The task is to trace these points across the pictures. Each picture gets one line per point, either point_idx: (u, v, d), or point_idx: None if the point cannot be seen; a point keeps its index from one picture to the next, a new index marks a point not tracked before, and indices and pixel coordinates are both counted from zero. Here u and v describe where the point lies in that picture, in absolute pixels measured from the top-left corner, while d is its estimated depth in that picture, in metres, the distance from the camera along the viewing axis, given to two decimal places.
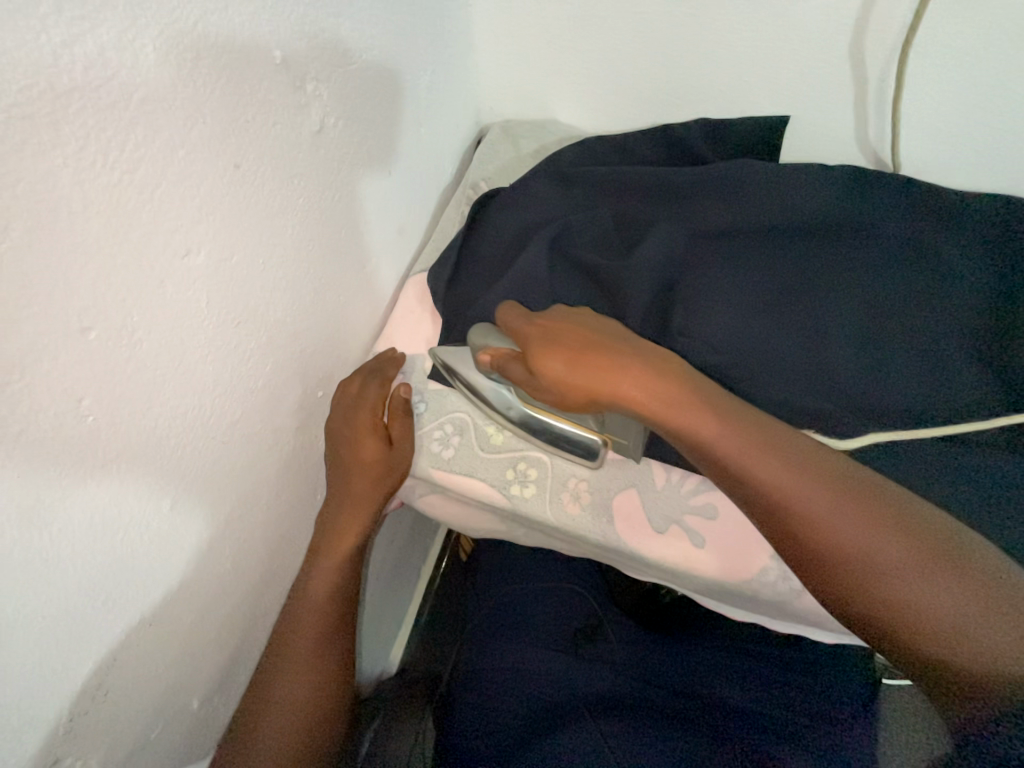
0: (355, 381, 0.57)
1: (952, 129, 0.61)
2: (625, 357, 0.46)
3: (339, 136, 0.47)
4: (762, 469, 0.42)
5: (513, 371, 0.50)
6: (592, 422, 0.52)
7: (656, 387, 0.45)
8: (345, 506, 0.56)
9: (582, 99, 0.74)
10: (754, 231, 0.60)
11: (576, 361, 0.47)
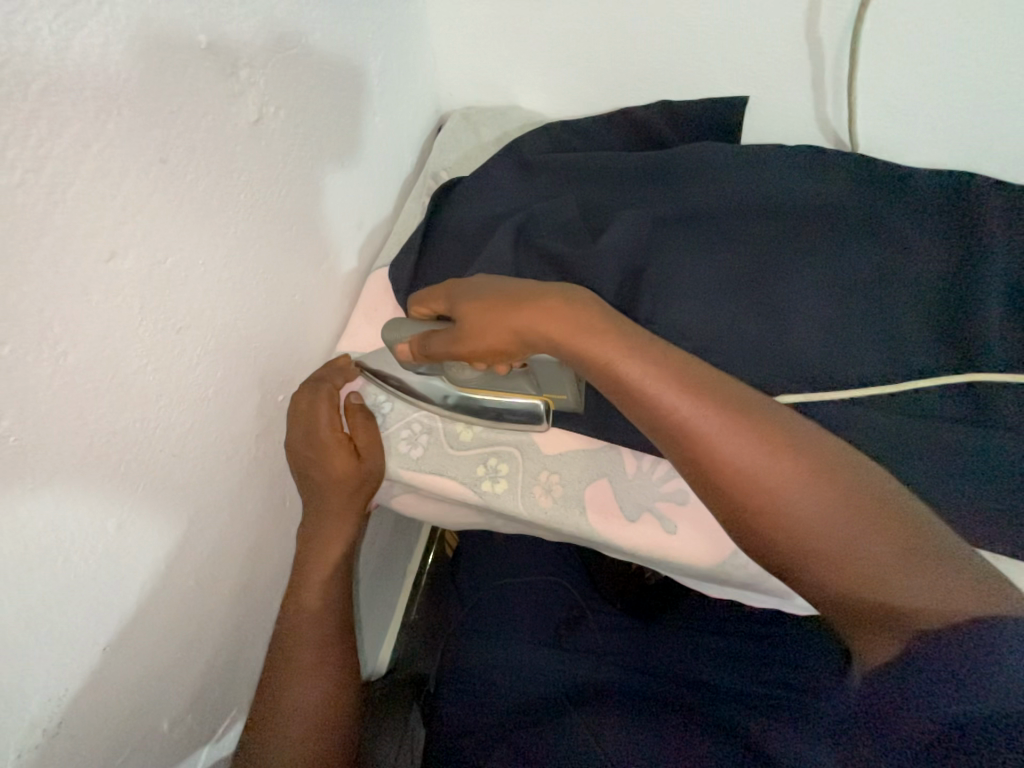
0: (300, 401, 0.53)
1: (907, 106, 0.61)
2: (543, 302, 0.45)
3: (284, 127, 0.45)
4: (688, 415, 0.40)
5: (437, 339, 0.49)
6: (527, 387, 0.53)
7: (583, 338, 0.43)
8: (324, 524, 0.55)
9: (542, 84, 0.73)
10: (719, 215, 0.60)
11: (499, 309, 0.46)
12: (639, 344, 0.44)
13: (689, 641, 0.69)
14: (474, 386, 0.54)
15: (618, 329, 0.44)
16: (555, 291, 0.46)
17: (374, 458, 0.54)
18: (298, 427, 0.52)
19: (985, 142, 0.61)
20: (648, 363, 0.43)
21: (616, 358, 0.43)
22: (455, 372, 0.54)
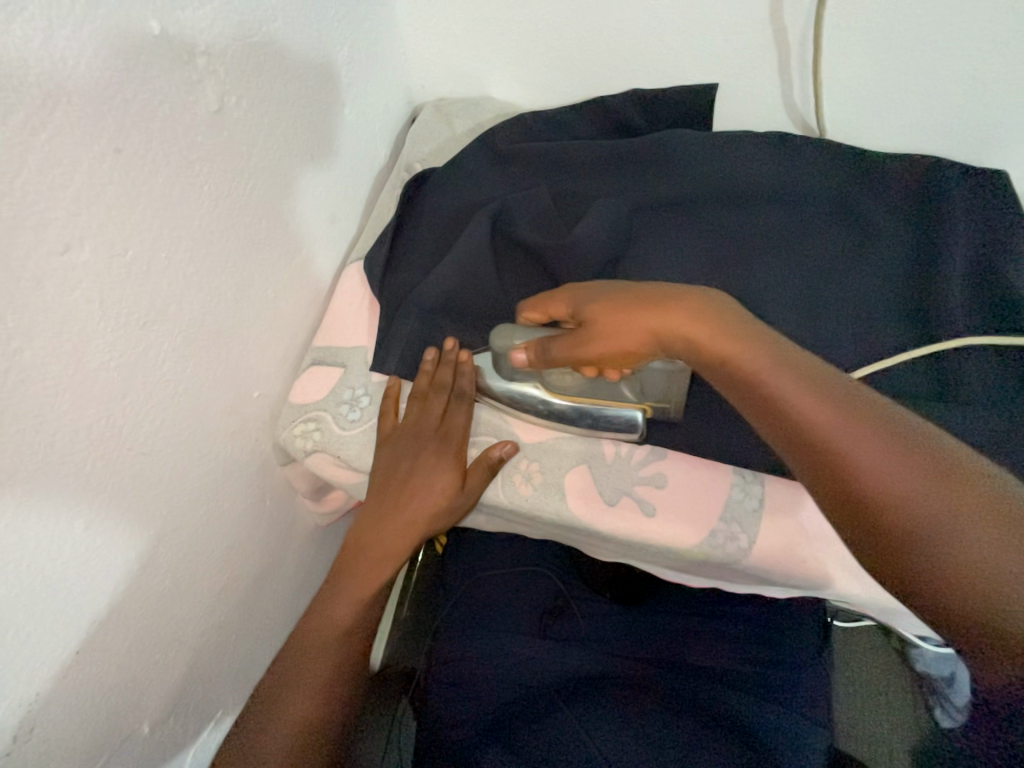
0: (443, 398, 0.54)
1: (871, 91, 0.62)
2: (661, 299, 0.44)
3: (247, 117, 0.44)
4: (827, 420, 0.37)
5: (560, 344, 0.46)
6: (629, 395, 0.52)
7: (700, 333, 0.42)
8: (393, 536, 0.53)
9: (515, 74, 0.72)
10: (691, 203, 0.61)
11: (623, 308, 0.45)
12: (779, 350, 0.41)
13: (671, 626, 0.71)
14: (574, 394, 0.52)
15: (757, 336, 0.42)
16: (692, 295, 0.44)
17: (472, 489, 0.53)
18: (407, 423, 0.54)
19: (945, 125, 0.63)
20: (787, 366, 0.40)
21: (747, 358, 0.41)
22: (556, 381, 0.52)
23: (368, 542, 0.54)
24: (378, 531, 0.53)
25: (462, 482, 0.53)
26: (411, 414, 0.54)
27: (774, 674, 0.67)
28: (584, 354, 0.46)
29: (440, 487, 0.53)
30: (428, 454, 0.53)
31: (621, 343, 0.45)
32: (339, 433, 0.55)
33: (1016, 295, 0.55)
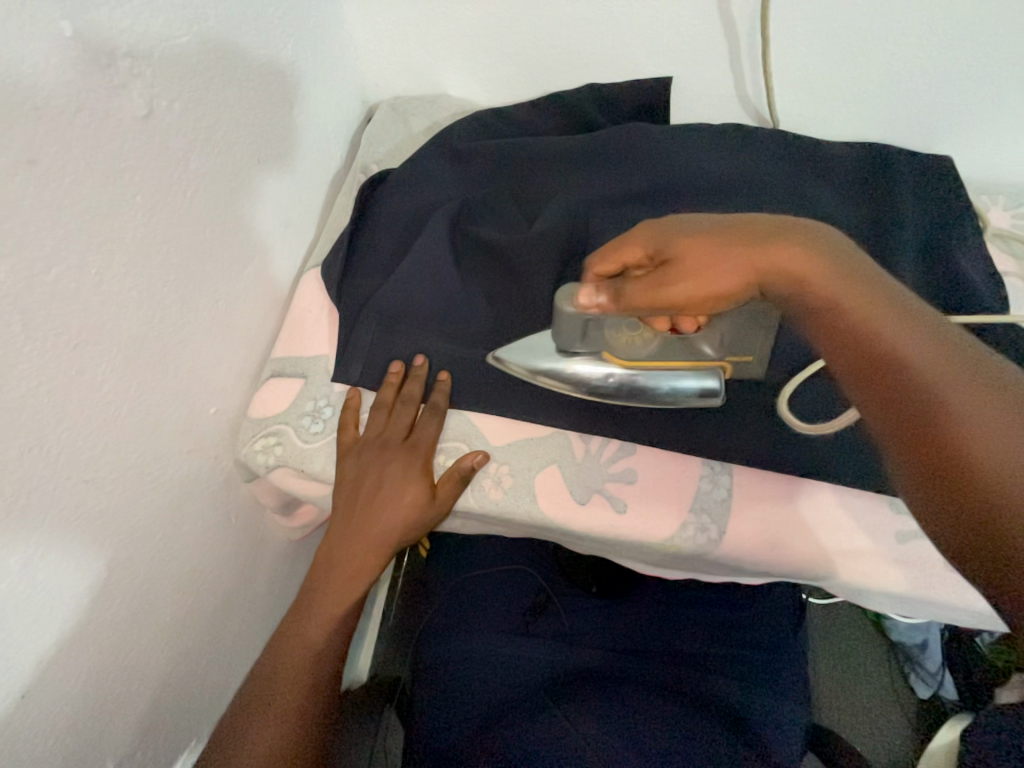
0: (411, 410, 0.53)
1: (822, 81, 0.63)
2: (760, 229, 0.40)
3: (183, 121, 0.42)
4: (934, 369, 0.33)
5: (640, 285, 0.44)
6: (706, 353, 0.52)
7: (794, 259, 0.38)
8: (359, 551, 0.51)
9: (470, 70, 0.71)
10: (650, 198, 0.61)
11: (716, 236, 0.41)
12: (900, 302, 0.36)
13: (652, 617, 0.72)
14: (647, 359, 0.51)
15: (881, 283, 0.37)
16: (814, 235, 0.40)
17: (442, 502, 0.52)
18: (372, 434, 0.52)
19: (892, 112, 0.64)
20: (901, 315, 0.35)
21: (854, 299, 0.36)
22: (629, 347, 0.51)
23: (335, 558, 0.52)
24: (343, 546, 0.51)
25: (430, 494, 0.52)
26: (377, 425, 0.53)
27: (753, 657, 0.68)
28: (665, 296, 0.43)
29: (409, 499, 0.51)
30: (394, 465, 0.51)
31: (705, 280, 0.41)
32: (302, 445, 0.54)
33: (962, 277, 0.57)
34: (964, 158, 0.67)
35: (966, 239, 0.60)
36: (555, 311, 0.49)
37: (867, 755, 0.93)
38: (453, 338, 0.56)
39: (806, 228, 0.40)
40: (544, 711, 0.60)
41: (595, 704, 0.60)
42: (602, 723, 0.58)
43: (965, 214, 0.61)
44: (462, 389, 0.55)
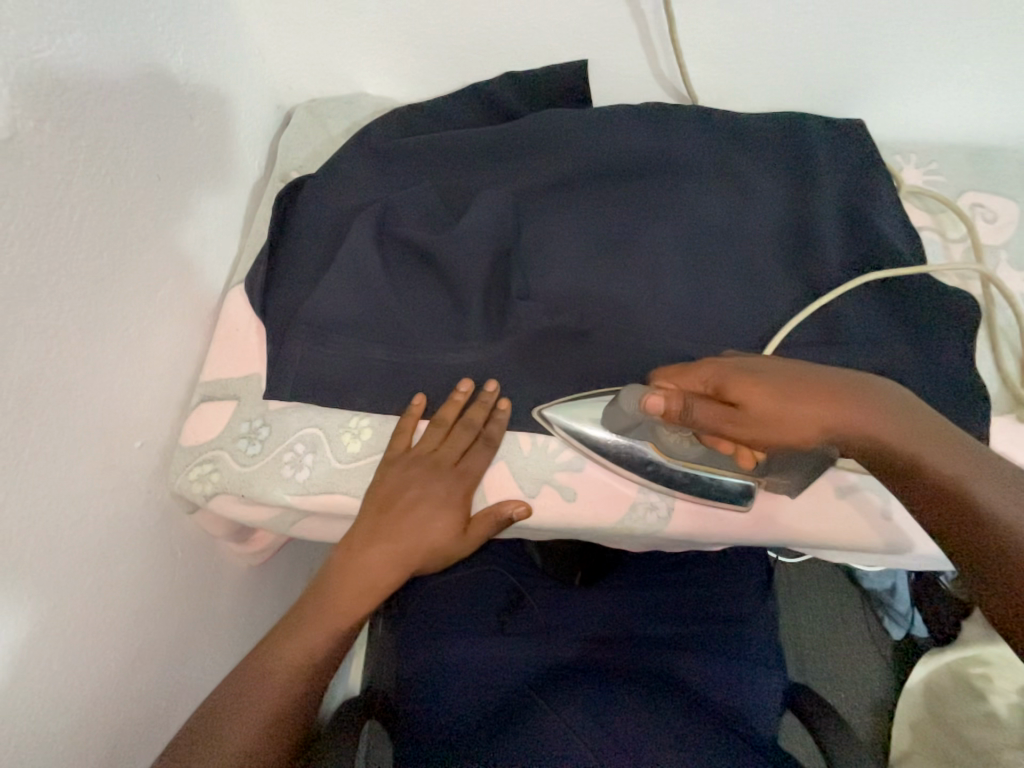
0: (467, 436, 0.52)
1: (731, 54, 0.64)
2: (815, 382, 0.43)
3: (57, 143, 0.40)
4: (1018, 516, 0.36)
5: (708, 413, 0.43)
6: (750, 468, 0.49)
7: (847, 407, 0.42)
8: (376, 565, 0.49)
9: (385, 65, 0.69)
10: (575, 184, 0.61)
11: (778, 387, 0.42)
12: (949, 439, 0.41)
13: (623, 599, 0.72)
14: (689, 460, 0.50)
15: (921, 419, 0.42)
16: (857, 380, 0.44)
17: (468, 540, 0.51)
18: (425, 451, 0.52)
19: (802, 80, 0.66)
20: (955, 454, 0.40)
21: (903, 436, 0.41)
22: (674, 444, 0.49)
23: (350, 568, 0.49)
24: (362, 554, 0.49)
25: (462, 528, 0.51)
26: (430, 443, 0.52)
27: (720, 625, 0.70)
28: (729, 431, 0.43)
29: (440, 526, 0.50)
30: (435, 487, 0.51)
31: (774, 425, 0.43)
32: (241, 469, 0.52)
33: (882, 235, 0.59)
34: (874, 120, 0.69)
35: (881, 198, 0.62)
36: (619, 395, 0.47)
37: (836, 700, 0.97)
38: (389, 344, 0.54)
39: (850, 375, 0.44)
40: (535, 712, 0.59)
41: (580, 698, 0.60)
42: (586, 716, 0.58)
43: (878, 174, 0.63)
44: (402, 395, 0.54)
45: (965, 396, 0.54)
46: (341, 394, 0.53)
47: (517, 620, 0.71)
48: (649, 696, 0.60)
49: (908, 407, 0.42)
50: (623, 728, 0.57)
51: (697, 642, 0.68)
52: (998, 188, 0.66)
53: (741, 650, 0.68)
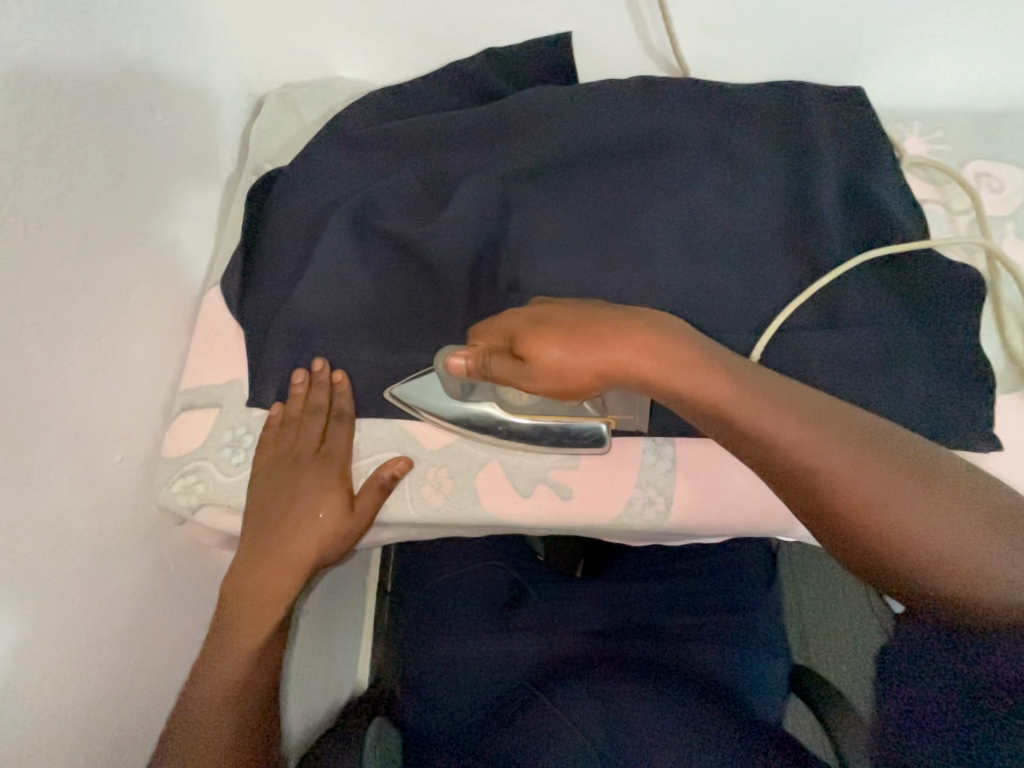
0: (319, 420, 0.50)
1: (723, 21, 0.60)
2: (597, 325, 0.40)
3: (6, 143, 0.38)
4: (782, 429, 0.39)
5: (502, 371, 0.41)
6: (590, 409, 0.48)
7: (630, 352, 0.39)
8: (270, 576, 0.48)
9: (358, 45, 0.65)
10: (563, 167, 0.58)
11: (558, 337, 0.39)
12: (775, 388, 0.40)
13: (630, 592, 0.71)
14: (534, 411, 0.48)
15: (697, 349, 0.41)
16: (661, 324, 0.41)
17: (359, 515, 0.50)
18: (284, 450, 0.50)
19: (798, 46, 0.62)
20: (777, 406, 0.39)
21: (688, 375, 0.40)
22: (513, 397, 0.48)
23: (248, 589, 0.48)
24: (250, 570, 0.48)
25: (348, 504, 0.50)
26: (286, 443, 0.51)
27: (726, 615, 0.70)
28: (527, 387, 0.42)
29: (326, 513, 0.49)
30: (306, 479, 0.49)
31: (582, 379, 0.40)
32: (226, 479, 0.51)
33: (883, 210, 0.57)
34: (875, 86, 0.66)
35: (882, 170, 0.59)
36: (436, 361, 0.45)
37: (840, 677, 0.98)
38: (374, 343, 0.53)
39: (649, 317, 0.41)
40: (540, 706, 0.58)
41: (595, 698, 0.59)
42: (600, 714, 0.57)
43: (879, 146, 0.60)
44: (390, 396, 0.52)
45: (970, 375, 0.52)
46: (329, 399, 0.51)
47: (520, 615, 0.70)
48: (660, 693, 0.60)
49: (686, 339, 0.41)
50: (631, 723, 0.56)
51: (702, 632, 0.68)
52: (1004, 155, 0.63)
53: (745, 638, 0.68)
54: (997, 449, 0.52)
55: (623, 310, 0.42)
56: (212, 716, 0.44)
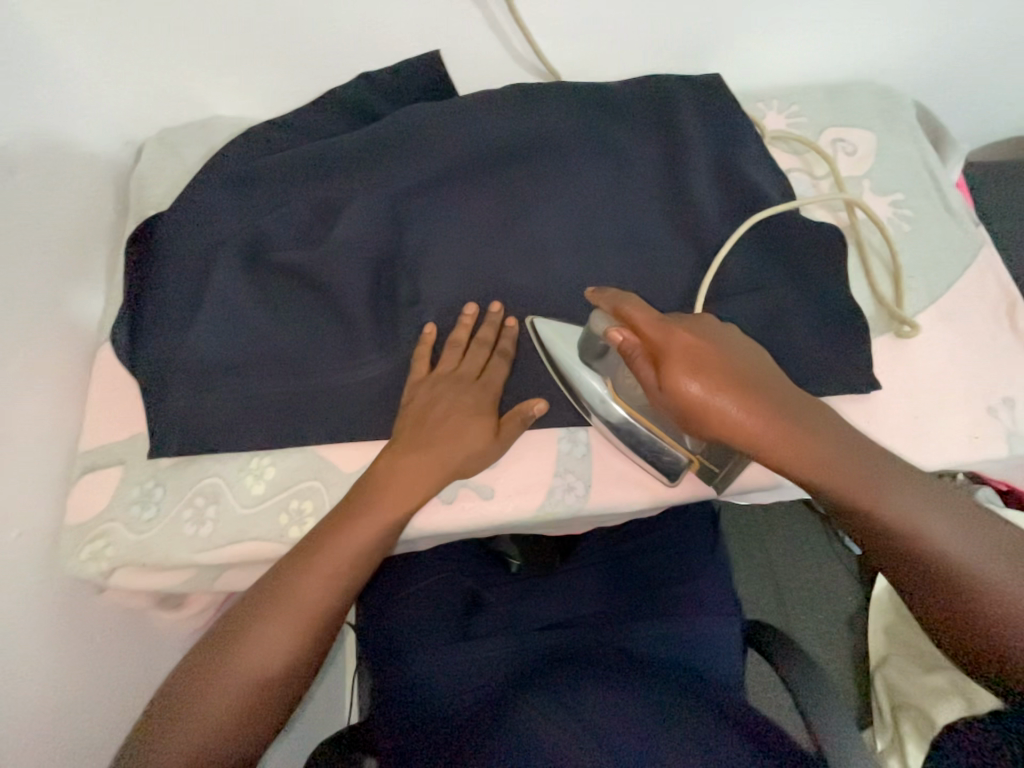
0: (487, 351, 0.52)
1: (582, 26, 0.64)
2: (744, 376, 0.41)
3: None
4: (887, 500, 0.41)
5: (644, 375, 0.43)
6: (684, 442, 0.48)
7: (768, 412, 0.41)
8: (412, 490, 0.47)
9: (234, 82, 0.65)
10: (451, 177, 0.59)
11: (708, 377, 0.40)
12: (897, 470, 0.42)
13: (583, 582, 0.73)
14: (635, 407, 0.48)
15: (820, 423, 0.42)
16: (802, 401, 0.43)
17: (506, 440, 0.49)
18: (446, 370, 0.51)
19: (655, 40, 0.66)
20: (881, 477, 0.42)
21: (806, 446, 0.41)
22: (626, 384, 0.48)
23: (362, 510, 0.46)
24: (374, 482, 0.47)
25: (494, 429, 0.49)
26: (446, 365, 0.51)
27: (680, 588, 0.71)
28: (655, 396, 0.43)
29: (474, 433, 0.48)
30: (466, 399, 0.50)
31: (712, 421, 0.41)
32: (137, 537, 0.49)
33: (751, 183, 0.61)
34: (733, 70, 0.71)
35: (746, 145, 0.64)
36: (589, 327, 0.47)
37: (813, 625, 1.02)
38: (279, 374, 0.52)
39: (792, 391, 0.43)
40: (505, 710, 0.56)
41: (564, 690, 0.56)
42: (568, 705, 0.54)
43: (742, 125, 0.65)
44: (301, 425, 0.51)
45: (848, 323, 0.57)
46: (236, 437, 0.50)
47: (476, 622, 0.70)
48: (617, 677, 0.58)
49: (811, 413, 0.42)
50: (589, 708, 0.53)
51: (653, 608, 0.70)
52: (854, 122, 0.69)
53: (693, 604, 0.70)
54: (879, 387, 0.56)
55: (769, 371, 0.44)
56: (247, 662, 0.40)
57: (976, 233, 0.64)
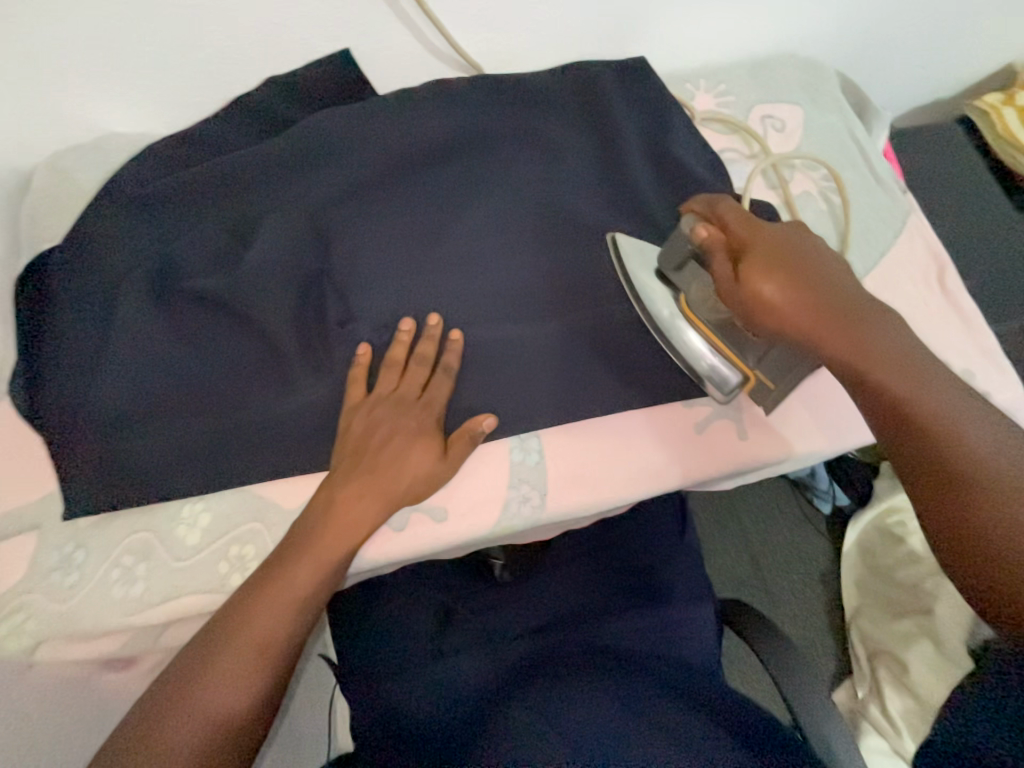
0: (427, 367, 0.50)
1: (497, 15, 0.61)
2: (819, 269, 0.41)
3: None
4: (926, 397, 0.38)
5: (718, 271, 0.43)
6: (744, 355, 0.49)
7: (830, 303, 0.40)
8: (369, 503, 0.45)
9: (126, 96, 0.59)
10: (373, 183, 0.56)
11: (781, 269, 0.41)
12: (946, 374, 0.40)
13: (561, 583, 0.73)
14: (704, 320, 0.50)
15: (880, 319, 0.40)
16: (870, 304, 0.41)
17: (453, 465, 0.47)
18: (384, 392, 0.48)
19: (575, 26, 0.64)
20: (927, 380, 0.39)
21: (855, 339, 0.40)
22: (698, 295, 0.50)
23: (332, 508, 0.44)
24: (333, 493, 0.45)
25: (437, 451, 0.47)
26: (384, 387, 0.49)
27: (653, 580, 0.72)
28: (722, 295, 0.44)
29: (416, 458, 0.46)
30: (408, 423, 0.47)
31: (768, 317, 0.41)
32: (61, 606, 0.45)
33: (684, 166, 0.60)
34: (658, 51, 0.70)
35: (676, 128, 0.63)
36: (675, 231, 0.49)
37: (789, 592, 1.05)
38: (202, 412, 0.48)
39: (866, 294, 0.41)
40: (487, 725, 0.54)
41: (544, 695, 0.55)
42: (548, 709, 0.53)
43: (669, 108, 0.63)
44: (233, 466, 0.48)
45: None
46: (162, 486, 0.47)
47: (452, 638, 0.69)
48: (595, 676, 0.57)
49: (874, 312, 0.41)
50: (569, 711, 0.52)
51: (626, 602, 0.70)
52: (781, 97, 0.69)
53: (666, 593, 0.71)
54: None
55: (839, 269, 0.42)
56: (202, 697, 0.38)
57: (904, 199, 0.65)
